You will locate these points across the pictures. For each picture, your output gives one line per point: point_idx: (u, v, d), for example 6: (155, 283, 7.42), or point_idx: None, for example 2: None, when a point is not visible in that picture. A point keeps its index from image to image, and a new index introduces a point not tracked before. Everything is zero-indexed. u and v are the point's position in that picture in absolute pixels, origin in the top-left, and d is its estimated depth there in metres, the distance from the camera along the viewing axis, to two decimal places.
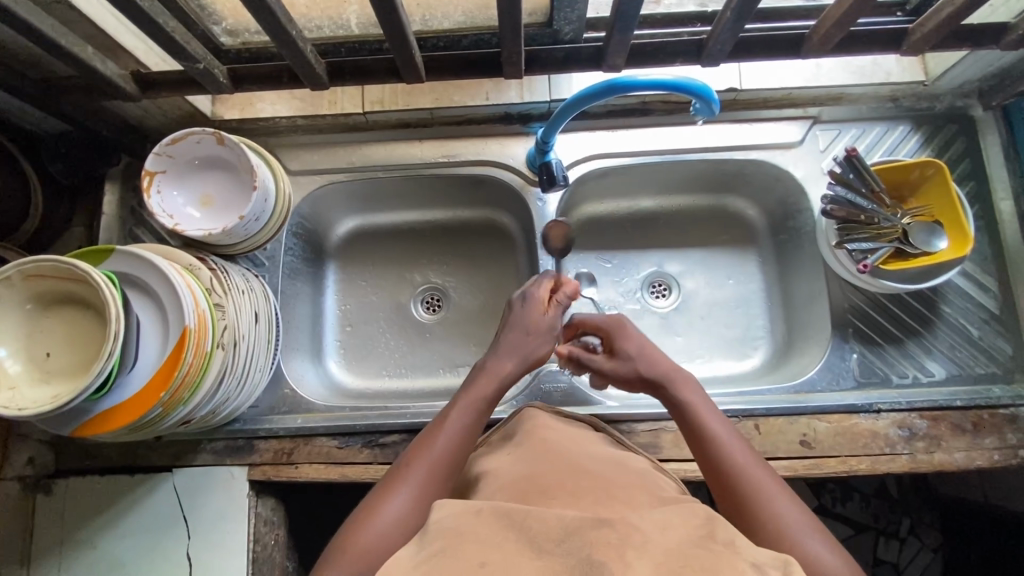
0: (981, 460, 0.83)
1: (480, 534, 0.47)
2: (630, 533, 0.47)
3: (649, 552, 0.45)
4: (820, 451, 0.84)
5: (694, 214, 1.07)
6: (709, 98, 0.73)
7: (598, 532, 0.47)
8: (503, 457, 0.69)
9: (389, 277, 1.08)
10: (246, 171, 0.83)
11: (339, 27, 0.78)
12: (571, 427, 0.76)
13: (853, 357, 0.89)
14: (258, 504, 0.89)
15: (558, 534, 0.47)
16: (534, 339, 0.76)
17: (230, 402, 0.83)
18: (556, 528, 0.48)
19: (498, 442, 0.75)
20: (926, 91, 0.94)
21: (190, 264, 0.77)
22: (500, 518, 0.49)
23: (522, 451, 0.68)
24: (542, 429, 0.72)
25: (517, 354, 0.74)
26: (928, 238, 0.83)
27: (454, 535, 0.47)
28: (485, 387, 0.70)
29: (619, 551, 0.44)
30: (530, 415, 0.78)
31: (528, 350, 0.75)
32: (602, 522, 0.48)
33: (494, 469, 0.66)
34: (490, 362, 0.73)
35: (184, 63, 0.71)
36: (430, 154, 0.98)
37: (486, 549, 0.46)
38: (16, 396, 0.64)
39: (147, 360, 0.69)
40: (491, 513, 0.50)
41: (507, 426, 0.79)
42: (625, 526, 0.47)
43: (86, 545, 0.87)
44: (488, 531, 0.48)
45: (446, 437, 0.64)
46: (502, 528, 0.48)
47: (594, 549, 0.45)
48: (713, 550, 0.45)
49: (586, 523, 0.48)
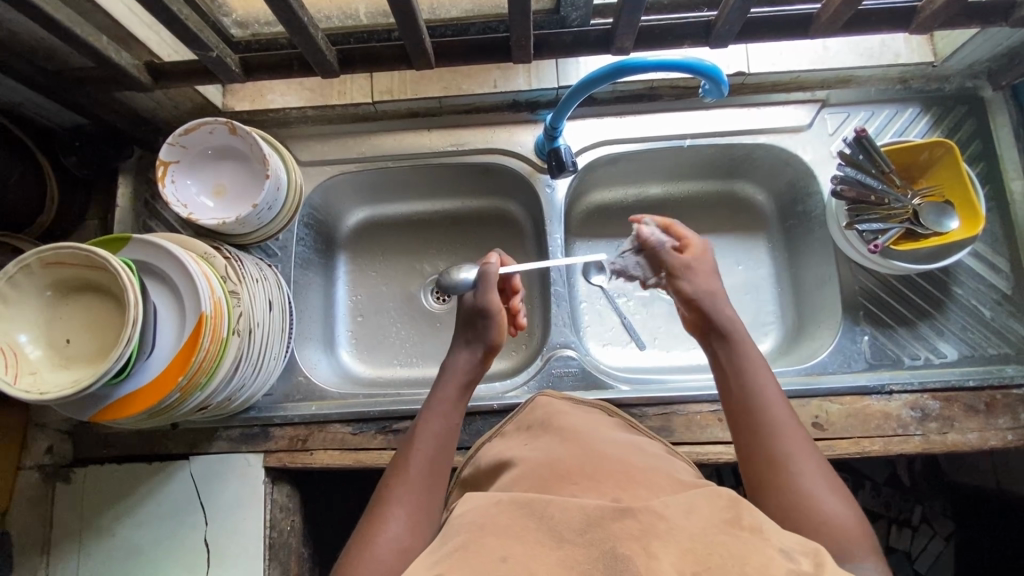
0: (995, 440, 0.83)
1: (502, 523, 0.48)
2: (654, 523, 0.47)
3: (675, 542, 0.45)
4: (832, 433, 0.84)
5: (702, 200, 1.07)
6: (718, 80, 0.73)
7: (620, 524, 0.47)
8: (523, 446, 0.70)
9: (398, 268, 1.09)
10: (259, 161, 0.84)
11: (348, 17, 0.80)
12: (585, 411, 0.76)
13: (864, 338, 0.89)
14: (274, 491, 0.90)
15: (579, 525, 0.47)
16: (477, 326, 0.79)
17: (246, 389, 0.84)
18: (577, 519, 0.48)
19: (513, 432, 0.76)
20: (935, 72, 0.93)
21: (205, 253, 0.78)
22: (520, 508, 0.50)
23: (538, 440, 0.69)
24: (560, 417, 0.72)
25: (469, 346, 0.79)
26: (938, 218, 0.83)
27: (475, 531, 0.48)
28: (445, 391, 0.76)
29: (642, 544, 0.44)
30: (544, 403, 0.78)
31: (476, 336, 0.79)
32: (625, 513, 0.48)
33: (519, 453, 0.66)
34: (446, 368, 0.78)
35: (197, 52, 0.72)
36: (438, 143, 0.99)
37: (507, 542, 0.46)
38: (38, 380, 0.65)
39: (165, 347, 0.70)
40: (511, 502, 0.51)
41: (519, 418, 0.79)
42: (647, 515, 0.48)
43: (104, 532, 0.88)
44: (508, 519, 0.49)
45: (420, 454, 0.69)
46: (521, 516, 0.49)
47: (618, 544, 0.45)
48: (738, 537, 0.46)
49: (608, 513, 0.48)
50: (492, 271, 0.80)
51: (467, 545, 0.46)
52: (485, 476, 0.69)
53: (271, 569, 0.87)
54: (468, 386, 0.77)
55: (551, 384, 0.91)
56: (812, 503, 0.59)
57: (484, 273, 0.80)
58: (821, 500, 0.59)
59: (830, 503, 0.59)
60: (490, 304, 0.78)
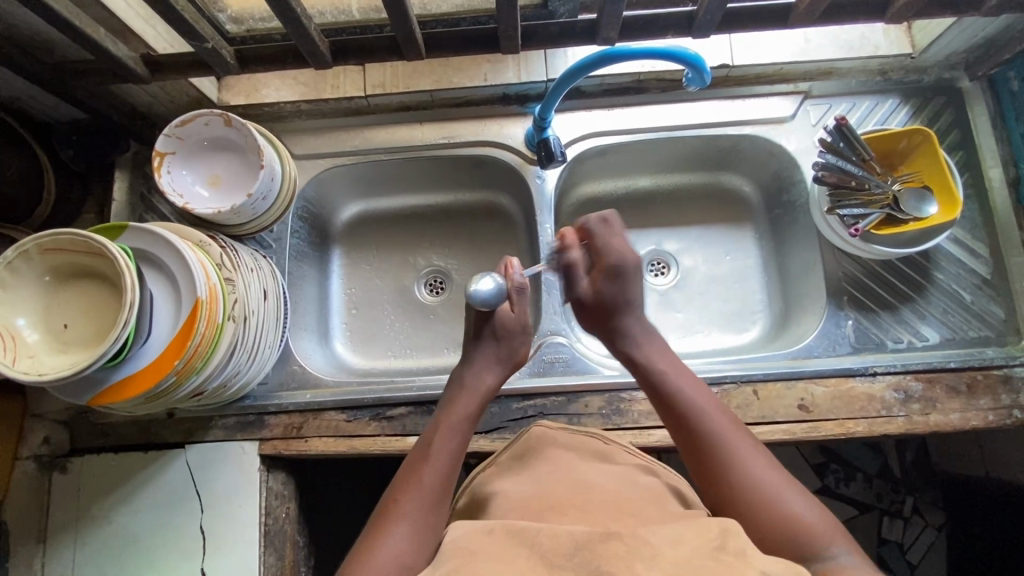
0: (977, 421, 0.85)
1: (494, 551, 0.52)
2: (640, 547, 0.50)
3: (658, 566, 0.47)
4: (817, 415, 0.85)
5: (691, 192, 1.09)
6: (701, 68, 0.75)
7: (606, 545, 0.50)
8: (514, 475, 0.71)
9: (392, 261, 1.11)
10: (254, 152, 0.86)
11: (341, 13, 0.82)
12: (580, 440, 0.78)
13: (848, 323, 0.91)
14: (269, 478, 0.91)
15: (568, 548, 0.50)
16: (511, 341, 0.81)
17: (242, 375, 0.86)
18: (567, 544, 0.51)
19: (508, 459, 0.77)
20: (914, 64, 0.95)
21: (201, 241, 0.80)
22: (513, 537, 0.53)
23: (532, 471, 0.70)
24: (552, 449, 0.74)
25: (496, 365, 0.80)
26: (919, 204, 0.86)
27: (467, 556, 0.51)
28: (466, 407, 0.77)
29: (627, 563, 0.47)
30: (542, 433, 0.79)
31: (506, 354, 0.81)
32: (611, 536, 0.51)
33: (508, 486, 0.68)
34: (470, 381, 0.79)
35: (192, 43, 0.73)
36: (430, 136, 1.01)
37: (498, 566, 0.49)
38: (36, 363, 0.66)
39: (161, 331, 0.72)
40: (503, 532, 0.54)
41: (516, 445, 0.80)
42: (634, 539, 0.51)
43: (101, 521, 0.89)
44: (498, 548, 0.52)
45: (435, 468, 0.70)
46: (513, 545, 0.52)
47: (602, 562, 0.48)
48: (723, 560, 0.48)
49: (594, 537, 0.51)
50: (525, 285, 0.82)
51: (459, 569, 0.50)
52: (479, 505, 0.69)
53: (266, 555, 0.88)
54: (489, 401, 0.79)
55: (541, 371, 0.92)
56: (770, 502, 0.62)
57: (516, 288, 0.81)
58: (781, 500, 0.62)
59: (791, 501, 0.62)
60: (526, 321, 0.82)
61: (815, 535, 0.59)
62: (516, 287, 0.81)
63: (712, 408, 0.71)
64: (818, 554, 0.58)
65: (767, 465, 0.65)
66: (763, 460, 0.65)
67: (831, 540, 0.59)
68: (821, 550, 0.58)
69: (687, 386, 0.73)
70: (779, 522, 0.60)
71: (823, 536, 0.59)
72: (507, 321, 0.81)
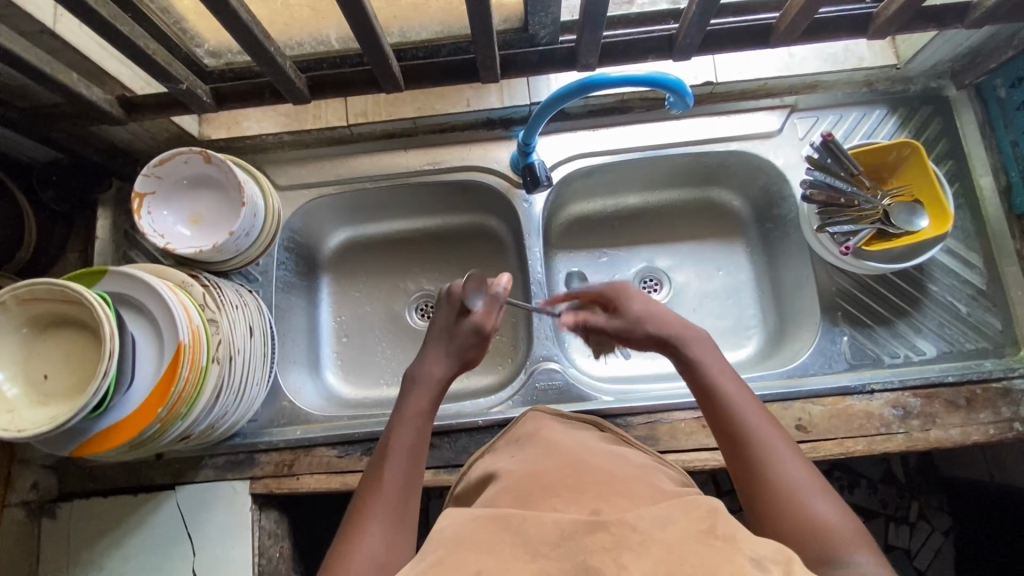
0: (978, 435, 0.83)
1: (478, 540, 0.49)
2: (626, 535, 0.46)
3: (647, 553, 0.44)
4: (816, 435, 0.84)
5: (680, 208, 1.08)
6: (684, 93, 0.74)
7: (592, 538, 0.46)
8: (507, 457, 0.69)
9: (381, 287, 1.10)
10: (234, 189, 0.85)
11: (319, 43, 0.80)
12: (571, 427, 0.74)
13: (844, 339, 0.90)
14: (261, 518, 0.89)
15: (555, 537, 0.47)
16: (460, 338, 0.79)
17: (229, 416, 0.84)
18: (551, 533, 0.48)
19: (502, 445, 0.75)
20: (899, 74, 0.95)
21: (183, 282, 0.79)
22: (499, 524, 0.50)
23: (524, 452, 0.68)
24: (545, 430, 0.72)
25: (444, 360, 0.78)
26: (909, 217, 0.85)
27: (452, 547, 0.48)
28: (419, 402, 0.74)
29: (613, 556, 0.44)
30: (534, 416, 0.77)
31: (455, 352, 0.78)
32: (598, 526, 0.48)
33: (503, 466, 0.67)
34: (419, 374, 0.76)
35: (167, 84, 0.73)
36: (415, 163, 1.00)
37: (481, 558, 0.46)
38: (15, 418, 0.64)
39: (144, 377, 0.70)
40: (492, 520, 0.51)
41: (510, 431, 0.78)
42: (620, 526, 0.47)
43: (91, 567, 0.87)
44: (486, 537, 0.49)
45: (395, 465, 0.67)
46: (499, 533, 0.49)
47: (589, 555, 0.45)
48: (713, 545, 0.45)
49: (580, 526, 0.48)
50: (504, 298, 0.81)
51: (444, 561, 0.47)
52: (473, 490, 0.69)
53: None
54: (443, 392, 0.77)
55: (536, 398, 0.92)
56: (798, 499, 0.56)
57: (493, 297, 0.81)
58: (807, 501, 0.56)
59: (817, 503, 0.55)
60: (485, 325, 0.79)
61: (838, 542, 0.52)
62: (494, 296, 0.81)
63: (745, 398, 0.64)
64: (839, 560, 0.51)
65: (797, 465, 0.59)
66: (795, 460, 0.59)
67: (853, 547, 0.52)
68: (841, 556, 0.51)
69: (719, 373, 0.66)
70: (798, 522, 0.54)
71: (847, 545, 0.52)
72: (474, 320, 0.79)
